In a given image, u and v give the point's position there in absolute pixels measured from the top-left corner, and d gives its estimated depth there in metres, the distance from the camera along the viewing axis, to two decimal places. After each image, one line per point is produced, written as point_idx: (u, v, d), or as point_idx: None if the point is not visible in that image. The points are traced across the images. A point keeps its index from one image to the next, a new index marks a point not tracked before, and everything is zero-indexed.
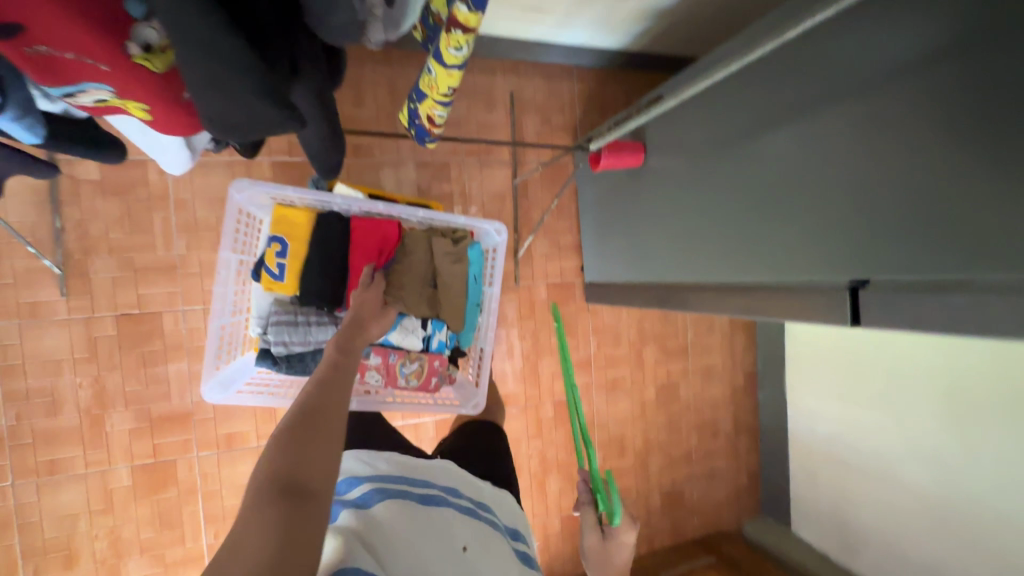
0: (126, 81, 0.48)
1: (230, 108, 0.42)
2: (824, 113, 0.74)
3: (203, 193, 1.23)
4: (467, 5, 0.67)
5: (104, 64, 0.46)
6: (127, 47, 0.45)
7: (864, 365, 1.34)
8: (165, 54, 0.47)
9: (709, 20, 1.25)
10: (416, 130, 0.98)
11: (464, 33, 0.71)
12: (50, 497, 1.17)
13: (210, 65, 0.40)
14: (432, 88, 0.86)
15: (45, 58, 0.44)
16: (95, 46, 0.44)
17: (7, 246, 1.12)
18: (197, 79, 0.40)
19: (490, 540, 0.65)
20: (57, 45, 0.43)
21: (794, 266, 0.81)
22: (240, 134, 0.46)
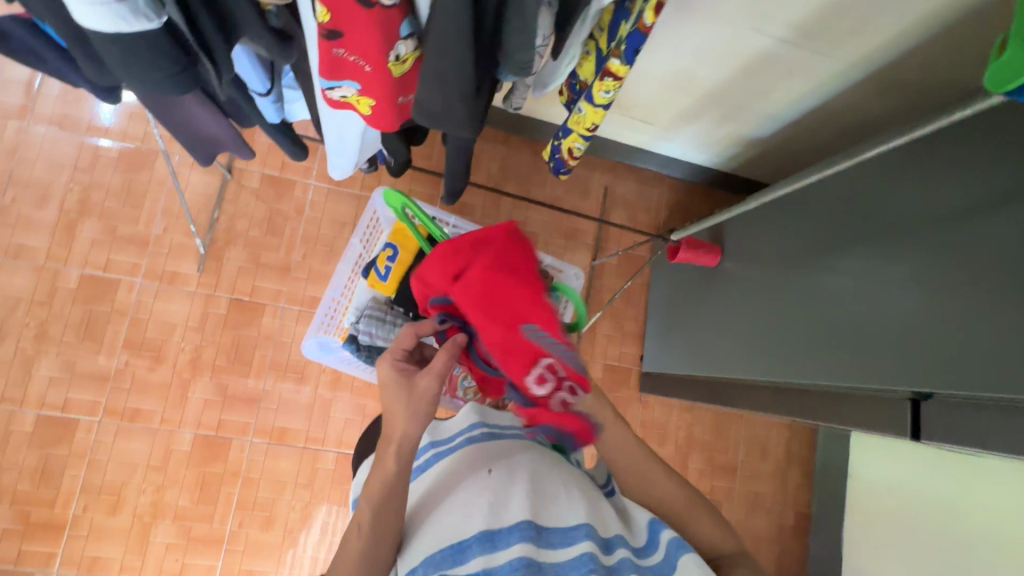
0: (376, 85, 0.55)
1: (434, 97, 0.54)
2: (896, 235, 0.81)
3: (330, 215, 1.45)
4: (620, 58, 0.70)
5: (370, 64, 0.52)
6: (390, 52, 0.52)
7: (936, 529, 1.22)
8: (405, 63, 0.54)
9: (799, 156, 1.37)
10: (554, 164, 1.03)
11: (614, 81, 0.74)
12: (123, 442, 1.29)
13: (441, 66, 0.51)
14: (578, 123, 0.87)
15: (338, 57, 0.51)
16: (373, 49, 0.51)
17: (174, 223, 1.38)
18: (428, 74, 0.52)
19: (518, 457, 0.61)
20: (351, 46, 0.50)
21: (857, 375, 0.82)
22: (430, 123, 0.56)
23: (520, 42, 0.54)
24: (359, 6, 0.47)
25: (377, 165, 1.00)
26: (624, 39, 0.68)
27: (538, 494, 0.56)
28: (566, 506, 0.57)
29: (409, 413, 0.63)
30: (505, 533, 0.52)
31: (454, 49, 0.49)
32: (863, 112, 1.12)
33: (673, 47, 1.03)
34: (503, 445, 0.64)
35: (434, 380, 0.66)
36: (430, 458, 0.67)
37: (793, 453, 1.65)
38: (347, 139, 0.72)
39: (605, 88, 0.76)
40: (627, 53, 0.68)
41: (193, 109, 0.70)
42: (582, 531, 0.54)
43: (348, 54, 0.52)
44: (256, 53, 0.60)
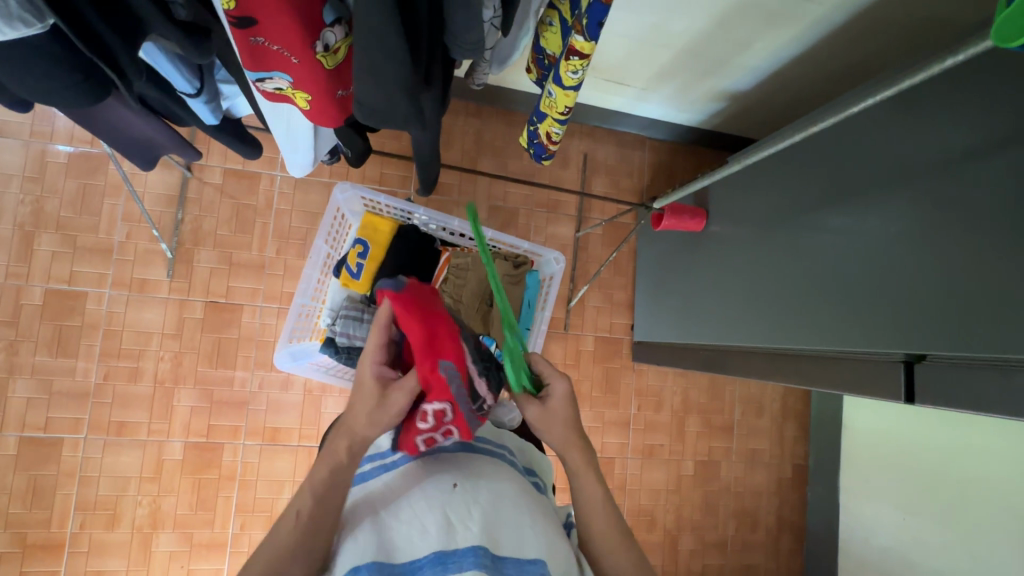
0: (308, 78, 0.49)
1: (375, 94, 0.48)
2: (886, 192, 0.77)
3: (301, 207, 1.39)
4: (582, 35, 0.66)
5: (295, 56, 0.47)
6: (314, 45, 0.46)
7: (930, 475, 1.23)
8: (336, 55, 0.49)
9: (782, 108, 1.32)
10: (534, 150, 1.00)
11: (581, 60, 0.70)
12: (112, 456, 1.27)
13: (375, 60, 0.45)
14: (552, 107, 0.84)
15: (258, 48, 0.45)
16: (295, 38, 0.45)
17: (136, 229, 1.32)
18: (363, 69, 0.45)
19: (486, 474, 0.59)
20: (271, 36, 0.45)
21: (850, 338, 0.80)
22: (376, 121, 0.51)
23: (464, 16, 0.48)
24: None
25: (339, 155, 0.93)
26: (584, 14, 0.64)
27: (502, 517, 0.54)
28: (527, 536, 0.54)
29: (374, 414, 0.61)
30: (459, 556, 0.50)
31: (384, 39, 0.43)
32: (847, 57, 1.06)
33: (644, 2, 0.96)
34: (475, 461, 0.62)
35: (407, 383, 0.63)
36: (397, 459, 0.63)
37: (788, 407, 1.66)
38: (296, 135, 0.67)
39: (570, 69, 0.72)
40: (588, 29, 0.65)
41: (119, 113, 0.64)
42: (537, 569, 0.52)
43: (268, 42, 0.45)
44: (173, 52, 0.53)
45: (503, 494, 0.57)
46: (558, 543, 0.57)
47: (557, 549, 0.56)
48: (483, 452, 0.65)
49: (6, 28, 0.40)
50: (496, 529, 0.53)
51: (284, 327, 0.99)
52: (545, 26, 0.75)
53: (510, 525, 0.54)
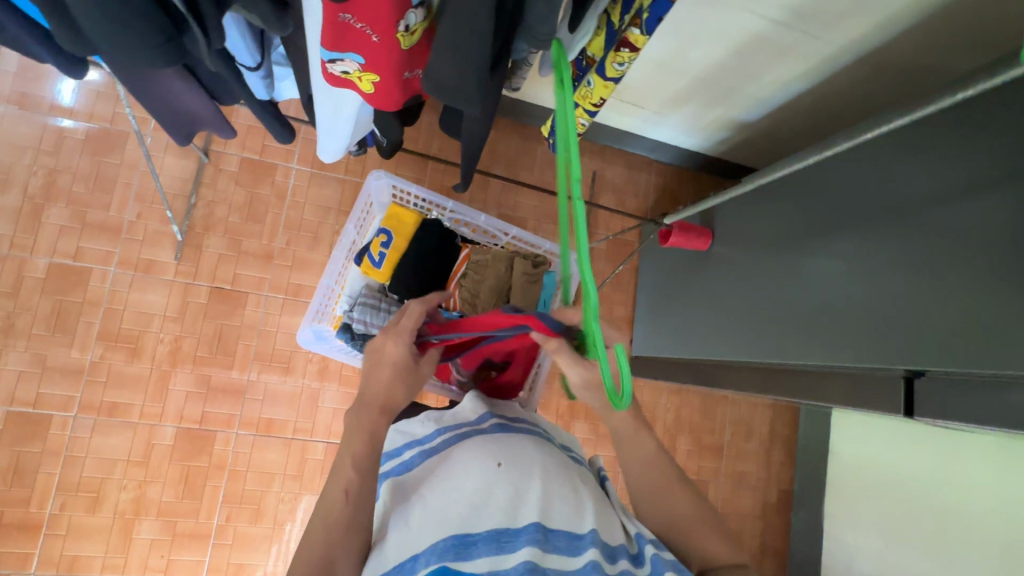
0: (382, 57, 0.52)
1: (449, 64, 0.50)
2: (888, 219, 0.81)
3: (314, 201, 1.41)
4: (640, 28, 0.70)
5: (377, 37, 0.50)
6: (398, 27, 0.49)
7: (915, 504, 1.26)
8: (412, 36, 0.51)
9: (786, 140, 1.38)
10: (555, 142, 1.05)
11: (631, 52, 0.74)
12: (101, 437, 1.24)
13: (459, 34, 0.48)
14: (586, 98, 0.89)
15: (344, 25, 0.48)
16: (382, 22, 0.48)
17: (148, 210, 1.32)
18: (445, 41, 0.49)
19: (528, 453, 0.60)
20: (359, 15, 0.48)
21: (852, 355, 0.84)
22: (444, 97, 0.54)
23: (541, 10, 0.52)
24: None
25: (367, 147, 0.96)
26: (645, 9, 0.68)
27: (548, 494, 0.56)
28: (574, 510, 0.56)
29: (408, 388, 0.68)
30: (512, 534, 0.51)
31: (470, 18, 0.47)
32: (851, 94, 1.13)
33: (667, 27, 1.02)
34: (515, 440, 0.63)
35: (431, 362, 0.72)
36: (438, 445, 0.64)
37: (776, 432, 1.69)
38: (339, 118, 0.69)
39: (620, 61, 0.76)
40: (648, 22, 0.69)
41: (174, 84, 0.66)
42: (589, 537, 0.53)
43: (355, 20, 0.48)
44: (247, 24, 0.56)
45: (546, 472, 0.58)
46: (605, 515, 0.58)
47: (606, 520, 0.57)
48: (521, 431, 0.66)
49: None
50: (544, 505, 0.54)
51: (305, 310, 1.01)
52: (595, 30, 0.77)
53: (557, 500, 0.56)
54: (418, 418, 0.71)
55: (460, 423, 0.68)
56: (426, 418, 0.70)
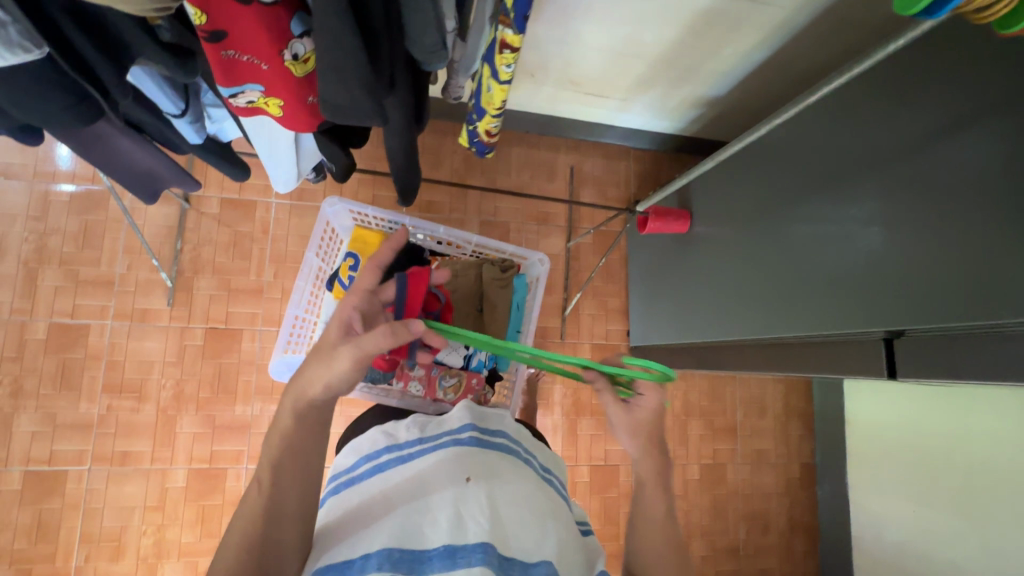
0: (278, 85, 0.52)
1: (337, 91, 0.48)
2: (855, 183, 0.79)
3: (296, 231, 1.43)
4: (511, 28, 0.67)
5: (265, 63, 0.50)
6: (282, 51, 0.49)
7: (938, 466, 1.22)
8: (306, 63, 0.52)
9: (757, 110, 1.36)
10: (477, 148, 1.07)
11: (512, 53, 0.70)
12: (116, 486, 1.27)
13: (335, 55, 0.46)
14: (489, 103, 0.87)
15: (230, 61, 0.49)
16: (264, 45, 0.48)
17: (136, 260, 1.35)
18: (324, 66, 0.47)
19: (498, 473, 0.61)
20: (241, 47, 0.48)
21: (833, 323, 0.82)
22: (340, 119, 0.51)
23: (420, 21, 0.52)
24: (237, 2, 0.45)
25: (325, 172, 0.97)
26: (510, 7, 0.65)
27: (512, 514, 0.56)
28: (537, 534, 0.55)
29: (312, 374, 0.53)
30: (469, 550, 0.50)
31: (339, 38, 0.45)
32: (815, 54, 1.10)
33: (614, 14, 1.01)
34: (491, 457, 0.63)
35: (353, 360, 0.52)
36: (414, 451, 0.64)
37: (791, 406, 1.65)
38: (277, 150, 0.70)
39: (505, 63, 0.73)
40: (516, 21, 0.65)
41: (116, 142, 0.68)
42: (543, 567, 0.53)
43: (240, 55, 0.49)
44: (161, 75, 0.58)
45: (513, 494, 0.59)
46: (568, 546, 0.57)
47: (568, 552, 0.56)
48: (498, 448, 0.66)
49: (7, 55, 0.43)
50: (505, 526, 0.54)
51: (278, 339, 1.02)
52: None
53: (518, 523, 0.55)
54: (403, 421, 0.71)
55: (439, 429, 0.68)
56: (411, 423, 0.70)
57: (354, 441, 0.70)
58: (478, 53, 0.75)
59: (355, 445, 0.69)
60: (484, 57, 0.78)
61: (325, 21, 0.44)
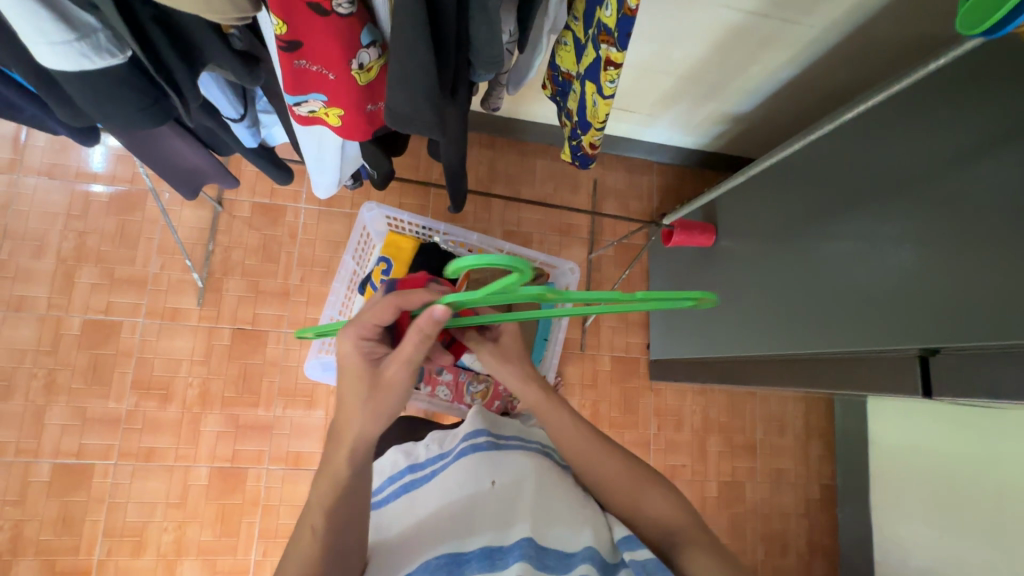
0: (342, 94, 0.55)
1: (405, 100, 0.51)
2: (887, 200, 0.79)
3: (323, 236, 1.46)
4: (615, 47, 0.67)
5: (332, 72, 0.53)
6: (351, 61, 0.52)
7: (966, 491, 1.20)
8: (369, 71, 0.54)
9: (783, 126, 1.36)
10: (579, 161, 0.98)
11: (616, 70, 0.69)
12: (140, 482, 1.30)
13: (407, 67, 0.49)
14: (592, 118, 0.83)
15: (300, 71, 0.51)
16: (334, 57, 0.51)
17: (169, 260, 1.39)
18: (394, 75, 0.49)
19: (520, 471, 0.61)
20: (311, 58, 0.51)
21: (864, 339, 0.81)
22: (401, 127, 0.53)
23: (486, 34, 0.53)
24: (317, 17, 0.47)
25: (361, 178, 1.00)
26: (613, 27, 0.65)
27: (541, 511, 0.56)
28: (568, 524, 0.55)
29: (369, 408, 0.56)
30: (505, 553, 0.52)
31: (404, 50, 0.48)
32: (843, 73, 1.11)
33: (646, 31, 1.03)
34: (510, 455, 0.63)
35: (405, 374, 0.57)
36: (436, 466, 0.65)
37: (811, 425, 1.63)
38: (325, 154, 0.73)
39: (609, 78, 0.72)
40: (620, 40, 0.65)
41: (172, 142, 0.71)
42: (580, 555, 0.52)
43: (310, 65, 0.51)
44: (225, 79, 0.61)
45: (538, 487, 0.59)
46: (601, 527, 0.57)
47: (602, 533, 0.56)
48: (516, 446, 0.65)
49: (95, 58, 0.47)
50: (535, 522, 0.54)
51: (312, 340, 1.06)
52: (562, 46, 0.82)
53: (549, 517, 0.56)
54: (422, 439, 0.72)
55: (454, 441, 0.67)
56: (429, 440, 0.71)
57: (375, 465, 0.71)
58: (533, 66, 0.76)
59: (378, 468, 0.70)
60: (585, 75, 0.78)
61: (399, 35, 0.47)
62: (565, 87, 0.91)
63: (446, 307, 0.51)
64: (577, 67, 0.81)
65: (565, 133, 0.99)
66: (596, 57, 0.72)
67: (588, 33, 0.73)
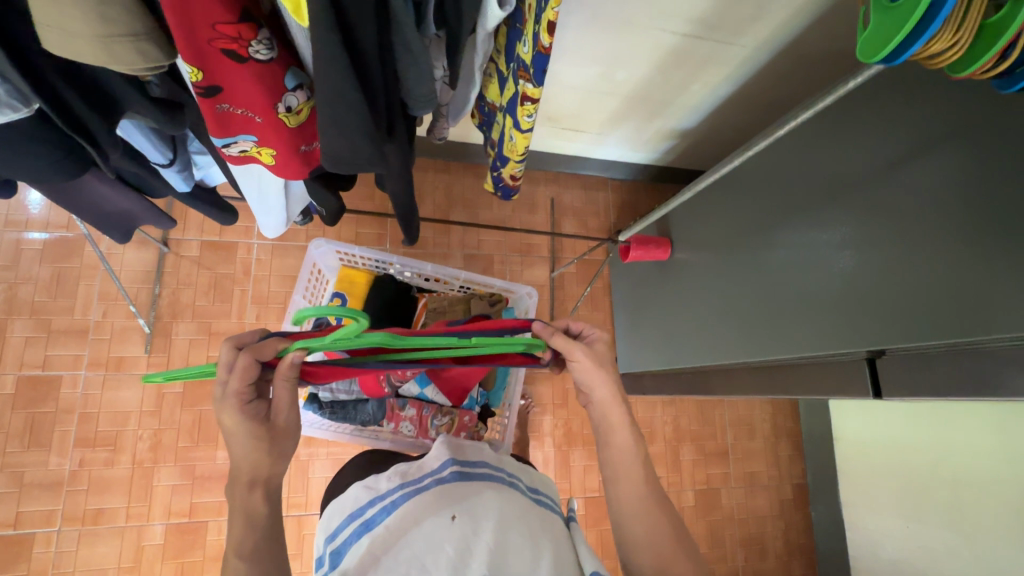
0: (272, 137, 0.54)
1: (338, 143, 0.50)
2: (825, 211, 0.82)
3: (278, 271, 1.41)
4: (531, 82, 0.67)
5: (259, 116, 0.51)
6: (277, 105, 0.51)
7: (925, 480, 1.24)
8: (300, 114, 0.54)
9: (726, 138, 1.41)
10: (501, 192, 1.04)
11: (533, 105, 0.70)
12: (87, 548, 1.20)
13: (337, 110, 0.47)
14: (513, 151, 0.86)
15: (225, 114, 0.50)
16: (259, 101, 0.50)
17: (112, 307, 1.32)
18: (326, 122, 0.48)
19: (484, 505, 0.59)
20: (236, 102, 0.49)
21: (815, 344, 0.83)
22: (342, 168, 0.53)
23: (415, 73, 0.54)
24: (236, 64, 0.46)
25: (310, 213, 0.97)
26: (529, 64, 0.66)
27: (505, 541, 0.54)
28: (531, 558, 0.53)
29: (270, 458, 0.53)
30: None
31: (331, 96, 0.47)
32: (777, 88, 1.16)
33: (587, 53, 1.05)
34: (475, 489, 0.61)
35: (295, 415, 0.55)
36: (399, 499, 0.60)
37: (779, 426, 1.66)
38: (267, 195, 0.71)
39: (528, 113, 0.73)
40: (536, 76, 0.66)
41: (98, 190, 0.68)
42: None
43: (234, 107, 0.50)
44: (150, 128, 0.60)
45: (502, 521, 0.56)
46: (563, 563, 0.55)
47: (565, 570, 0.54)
48: (481, 477, 0.65)
49: None
50: (499, 557, 0.52)
51: None
52: (488, 78, 0.83)
53: (512, 552, 0.53)
54: (385, 472, 0.66)
55: (419, 472, 0.65)
56: (392, 473, 0.66)
57: (337, 503, 0.65)
58: (468, 99, 0.77)
59: (337, 505, 0.65)
60: (508, 107, 0.80)
61: (328, 80, 0.45)
62: (489, 118, 0.92)
63: (302, 351, 0.50)
64: (500, 99, 0.82)
65: (488, 164, 1.03)
66: (516, 92, 0.73)
67: (509, 68, 0.74)
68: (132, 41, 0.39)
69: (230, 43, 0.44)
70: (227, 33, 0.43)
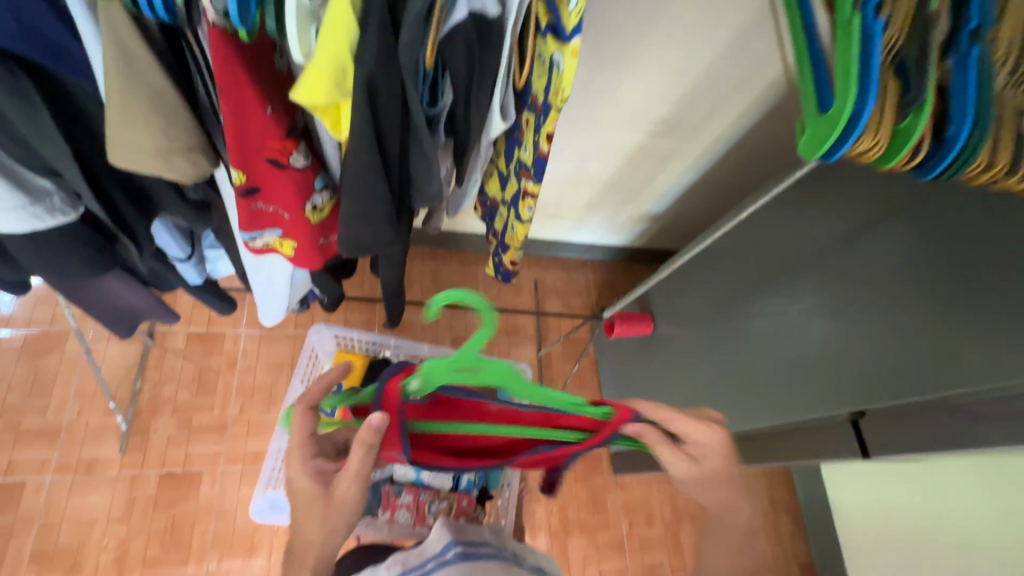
0: (296, 231, 0.60)
1: (364, 231, 0.57)
2: (794, 283, 0.89)
3: (265, 361, 1.39)
4: (530, 179, 0.73)
5: (288, 212, 0.57)
6: (306, 202, 0.58)
7: (932, 550, 1.21)
8: (322, 211, 0.60)
9: (694, 220, 1.53)
10: (502, 276, 1.07)
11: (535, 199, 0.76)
12: None
13: (364, 203, 0.54)
14: (512, 239, 0.91)
15: (258, 210, 0.56)
16: (291, 199, 0.56)
17: (88, 405, 1.27)
18: (354, 213, 0.55)
19: None
20: (270, 200, 0.55)
21: (800, 409, 0.86)
22: (358, 254, 0.60)
23: (425, 174, 0.61)
24: (277, 168, 0.53)
25: (308, 303, 1.00)
26: (530, 165, 0.72)
27: None
28: None
29: (323, 529, 0.53)
30: None
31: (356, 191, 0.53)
32: (735, 177, 1.30)
33: (570, 152, 1.17)
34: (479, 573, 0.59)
35: (356, 491, 0.52)
36: None
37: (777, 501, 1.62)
38: (274, 285, 0.75)
39: (527, 206, 0.78)
40: (536, 175, 0.72)
41: (108, 287, 0.71)
42: None
43: (267, 205, 0.56)
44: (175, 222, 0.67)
45: None
46: None
47: None
48: (485, 558, 0.62)
49: (48, 218, 0.53)
50: None
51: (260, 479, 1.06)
52: (489, 176, 0.90)
53: None
54: (383, 561, 0.64)
55: (420, 557, 0.62)
56: (392, 561, 0.63)
57: None
58: (468, 194, 0.84)
59: None
60: (511, 201, 0.85)
61: (364, 180, 0.53)
62: (491, 211, 0.97)
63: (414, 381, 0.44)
64: (502, 193, 0.88)
65: (490, 250, 1.08)
66: (518, 188, 0.79)
67: (510, 167, 0.80)
68: (188, 153, 0.50)
69: (275, 152, 0.52)
70: (275, 144, 0.52)
